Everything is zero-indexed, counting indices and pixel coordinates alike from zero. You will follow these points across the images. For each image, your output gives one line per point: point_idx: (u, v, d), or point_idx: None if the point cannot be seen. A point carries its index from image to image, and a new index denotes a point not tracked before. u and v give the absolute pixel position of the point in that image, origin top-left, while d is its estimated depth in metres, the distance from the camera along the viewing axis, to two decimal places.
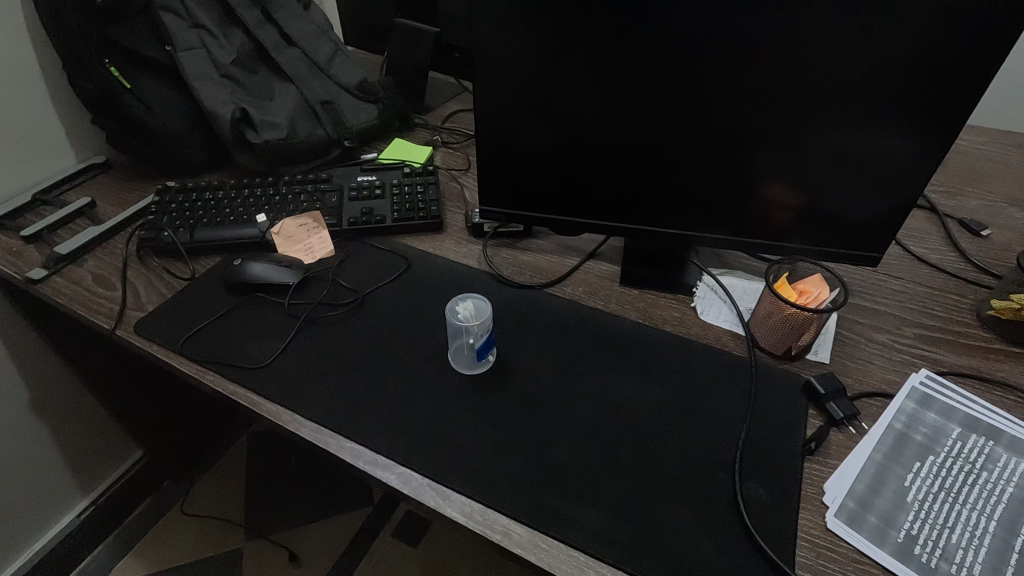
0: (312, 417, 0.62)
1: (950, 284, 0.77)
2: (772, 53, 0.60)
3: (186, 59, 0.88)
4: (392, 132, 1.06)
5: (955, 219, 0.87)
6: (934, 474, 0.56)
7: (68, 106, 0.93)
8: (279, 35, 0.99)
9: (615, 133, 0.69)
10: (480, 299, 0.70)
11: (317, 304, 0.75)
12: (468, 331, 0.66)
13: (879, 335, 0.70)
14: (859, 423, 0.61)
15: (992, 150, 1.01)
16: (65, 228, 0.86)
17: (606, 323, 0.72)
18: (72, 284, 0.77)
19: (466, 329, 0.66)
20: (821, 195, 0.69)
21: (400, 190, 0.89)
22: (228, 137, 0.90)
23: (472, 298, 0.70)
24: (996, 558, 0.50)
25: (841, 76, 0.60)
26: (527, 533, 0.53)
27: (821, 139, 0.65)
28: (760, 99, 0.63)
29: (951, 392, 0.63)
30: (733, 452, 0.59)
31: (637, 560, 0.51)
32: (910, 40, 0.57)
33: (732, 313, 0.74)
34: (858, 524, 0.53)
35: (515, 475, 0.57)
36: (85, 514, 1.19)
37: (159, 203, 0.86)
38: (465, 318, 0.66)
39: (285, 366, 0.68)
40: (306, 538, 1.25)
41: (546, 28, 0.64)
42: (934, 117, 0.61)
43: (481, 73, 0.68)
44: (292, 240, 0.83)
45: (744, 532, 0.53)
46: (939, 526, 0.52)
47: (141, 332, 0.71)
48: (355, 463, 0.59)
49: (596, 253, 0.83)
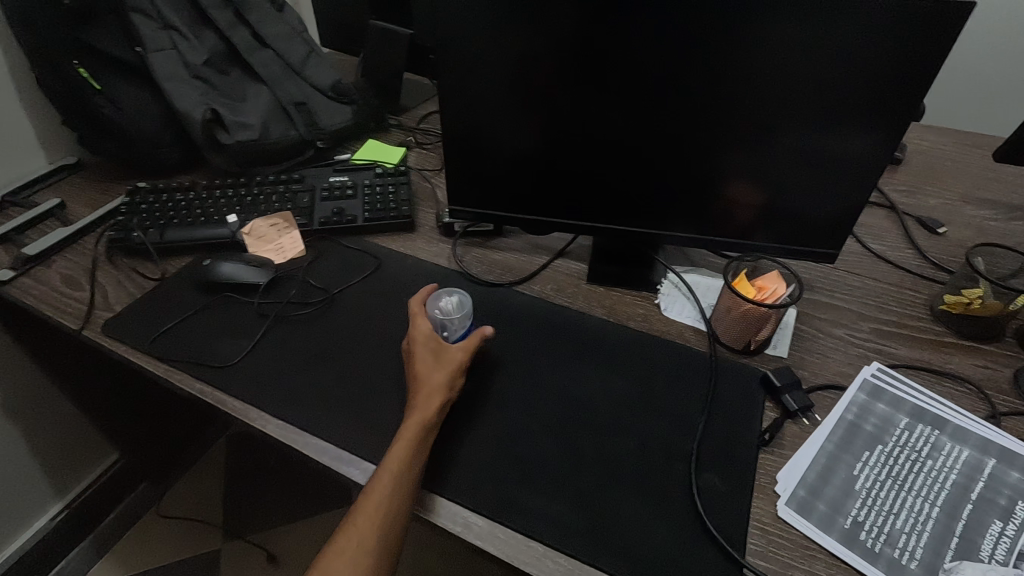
0: (279, 415, 0.63)
1: (906, 281, 0.79)
2: (727, 55, 0.62)
3: (157, 61, 0.88)
4: (366, 133, 1.07)
5: (913, 217, 0.89)
6: (882, 463, 0.58)
7: (37, 106, 0.92)
8: (252, 36, 1.00)
9: (579, 133, 0.71)
10: (463, 295, 0.70)
11: (286, 303, 0.76)
12: (445, 326, 0.66)
13: (836, 330, 0.72)
14: (813, 415, 0.63)
15: (953, 150, 1.04)
16: (35, 229, 0.85)
17: (571, 320, 0.74)
18: (40, 285, 0.77)
19: (446, 322, 0.66)
20: (778, 194, 0.71)
21: (373, 190, 0.90)
22: (200, 138, 0.90)
23: (457, 295, 0.70)
24: (937, 541, 0.52)
25: (794, 78, 0.62)
26: (487, 525, 0.54)
27: (779, 138, 0.66)
28: (718, 100, 0.65)
29: (901, 383, 0.65)
30: (691, 445, 0.60)
31: (593, 550, 0.52)
32: (859, 44, 0.59)
33: (695, 310, 0.75)
34: (807, 511, 0.55)
35: (477, 469, 0.58)
36: (60, 516, 1.17)
37: (129, 204, 0.86)
38: (441, 312, 0.67)
39: (252, 364, 0.68)
40: (286, 538, 1.26)
41: (509, 29, 0.65)
42: (884, 118, 0.63)
43: (447, 74, 0.69)
44: (263, 240, 0.83)
45: (697, 521, 0.54)
46: (885, 512, 0.54)
47: (108, 332, 0.71)
48: (320, 458, 0.60)
49: (565, 252, 0.85)
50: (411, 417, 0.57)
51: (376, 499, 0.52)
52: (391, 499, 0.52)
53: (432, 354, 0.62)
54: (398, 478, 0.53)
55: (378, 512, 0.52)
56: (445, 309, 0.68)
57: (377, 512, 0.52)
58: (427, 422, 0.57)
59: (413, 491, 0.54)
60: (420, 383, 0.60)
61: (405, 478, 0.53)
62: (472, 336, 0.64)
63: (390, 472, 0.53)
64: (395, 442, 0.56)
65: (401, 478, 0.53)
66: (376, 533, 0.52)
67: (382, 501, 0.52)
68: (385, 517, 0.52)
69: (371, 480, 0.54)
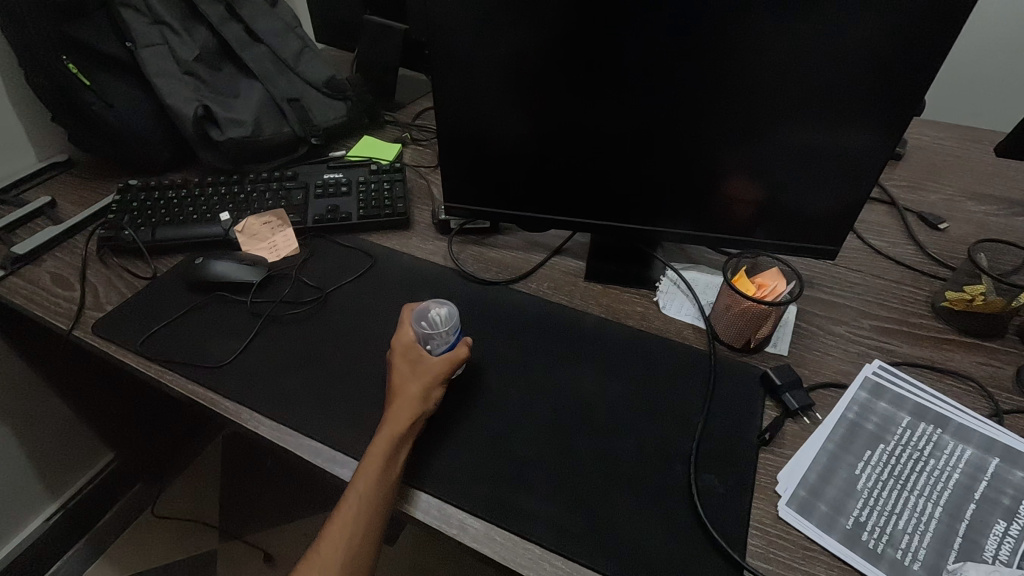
0: (272, 416, 0.62)
1: (907, 277, 0.78)
2: (725, 49, 0.61)
3: (147, 57, 0.87)
4: (361, 129, 1.06)
5: (914, 213, 0.88)
6: (884, 462, 0.57)
7: (26, 103, 0.91)
8: (244, 31, 0.98)
9: (576, 128, 0.70)
10: (451, 313, 0.65)
11: (279, 302, 0.74)
12: (427, 340, 0.63)
13: (836, 327, 0.71)
14: (813, 414, 0.62)
15: (953, 145, 1.03)
16: (25, 227, 0.84)
17: (568, 318, 0.73)
18: (29, 285, 0.76)
19: (431, 335, 0.63)
20: (778, 190, 0.70)
21: (367, 187, 0.88)
22: (191, 136, 0.89)
23: (448, 311, 0.66)
24: (940, 542, 0.51)
25: (794, 72, 0.61)
26: (483, 527, 0.53)
27: (778, 133, 0.65)
28: (717, 95, 0.64)
29: (903, 381, 0.64)
30: (690, 444, 0.59)
31: (590, 551, 0.51)
32: (860, 37, 0.58)
33: (694, 307, 0.74)
34: (808, 511, 0.54)
35: (473, 470, 0.57)
36: (54, 518, 1.16)
37: (120, 202, 0.85)
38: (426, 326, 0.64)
39: (245, 365, 0.67)
40: (282, 538, 1.25)
41: (505, 23, 0.63)
42: (885, 113, 0.62)
43: (441, 69, 0.68)
44: (256, 238, 0.82)
45: (697, 521, 0.53)
46: (887, 512, 0.54)
47: (99, 333, 0.70)
48: (313, 460, 0.59)
49: (562, 249, 0.84)
50: (384, 428, 0.56)
51: (346, 517, 0.52)
52: (359, 521, 0.52)
53: (410, 365, 0.60)
54: (367, 494, 0.52)
55: (347, 530, 0.52)
56: (433, 321, 0.65)
57: (346, 530, 0.52)
58: (399, 433, 0.55)
59: (383, 508, 0.53)
60: (397, 394, 0.58)
61: (374, 496, 0.52)
62: (459, 347, 0.62)
63: (358, 490, 0.52)
64: (365, 455, 0.54)
65: (371, 496, 0.52)
66: (345, 552, 0.51)
67: (351, 519, 0.52)
68: (354, 535, 0.52)
69: (341, 498, 0.53)
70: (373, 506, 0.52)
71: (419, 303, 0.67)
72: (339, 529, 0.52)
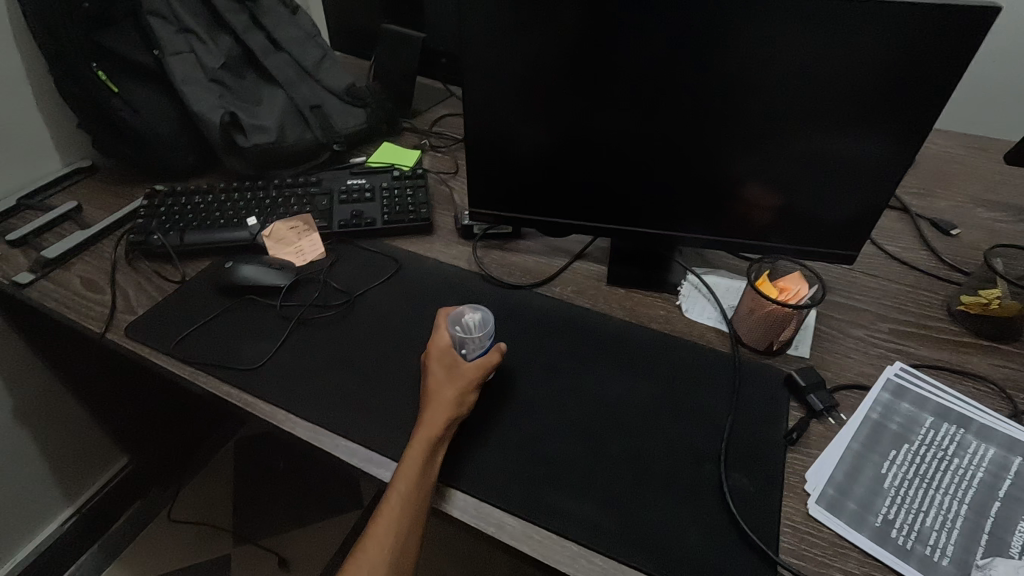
0: (307, 417, 0.63)
1: (922, 281, 0.80)
2: (748, 61, 0.63)
3: (174, 64, 0.88)
4: (379, 135, 1.07)
5: (926, 219, 0.90)
6: (909, 462, 0.58)
7: (52, 108, 0.92)
8: (267, 39, 1.00)
9: (600, 137, 0.71)
10: (482, 320, 0.66)
11: (309, 305, 0.76)
12: (461, 343, 0.63)
13: (855, 330, 0.73)
14: (838, 414, 0.63)
15: (962, 153, 1.05)
16: (52, 232, 0.85)
17: (594, 321, 0.74)
18: (60, 288, 0.77)
19: (466, 339, 0.63)
20: (798, 197, 0.71)
21: (391, 194, 0.90)
22: (216, 141, 0.90)
23: (479, 318, 0.66)
24: (967, 539, 0.53)
25: (815, 84, 0.63)
26: (521, 525, 0.54)
27: (798, 142, 0.67)
28: (741, 104, 0.66)
29: (924, 383, 0.66)
30: (719, 444, 0.61)
31: (627, 548, 0.52)
32: (880, 48, 0.59)
33: (716, 311, 0.76)
34: (837, 509, 0.55)
35: (507, 469, 0.58)
36: (70, 521, 1.16)
37: (148, 206, 0.86)
38: (463, 331, 0.64)
39: (279, 367, 0.68)
40: (298, 542, 1.25)
41: (534, 34, 0.65)
42: (904, 124, 0.64)
43: (471, 79, 0.69)
44: (283, 243, 0.83)
45: (729, 518, 0.55)
46: (914, 509, 0.55)
47: (132, 336, 0.71)
48: (350, 460, 0.60)
49: (583, 254, 0.85)
50: (421, 431, 0.57)
51: (388, 520, 0.53)
52: (399, 521, 0.53)
53: (445, 370, 0.61)
54: (410, 492, 0.53)
55: (390, 533, 0.53)
56: (467, 326, 0.65)
57: (389, 530, 0.53)
58: (436, 436, 0.57)
59: (423, 511, 0.54)
60: (431, 398, 0.59)
61: (416, 498, 0.53)
62: (490, 355, 0.63)
63: (398, 494, 0.53)
64: (404, 458, 0.55)
65: (411, 495, 0.53)
66: (389, 552, 0.52)
67: (392, 521, 0.53)
68: (396, 538, 0.52)
69: (382, 501, 0.54)
70: (416, 504, 0.53)
71: (454, 308, 0.68)
72: (380, 532, 0.53)
